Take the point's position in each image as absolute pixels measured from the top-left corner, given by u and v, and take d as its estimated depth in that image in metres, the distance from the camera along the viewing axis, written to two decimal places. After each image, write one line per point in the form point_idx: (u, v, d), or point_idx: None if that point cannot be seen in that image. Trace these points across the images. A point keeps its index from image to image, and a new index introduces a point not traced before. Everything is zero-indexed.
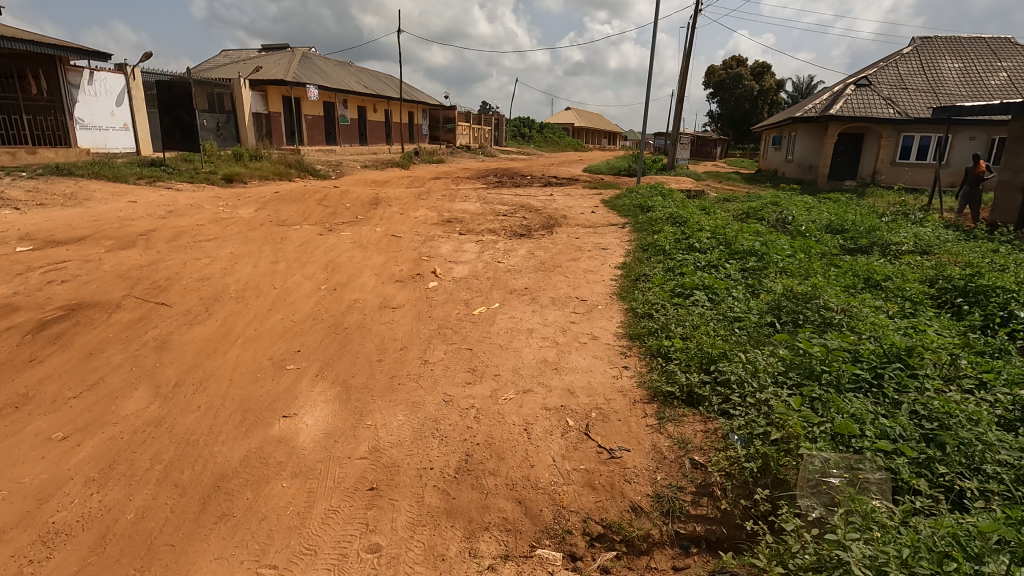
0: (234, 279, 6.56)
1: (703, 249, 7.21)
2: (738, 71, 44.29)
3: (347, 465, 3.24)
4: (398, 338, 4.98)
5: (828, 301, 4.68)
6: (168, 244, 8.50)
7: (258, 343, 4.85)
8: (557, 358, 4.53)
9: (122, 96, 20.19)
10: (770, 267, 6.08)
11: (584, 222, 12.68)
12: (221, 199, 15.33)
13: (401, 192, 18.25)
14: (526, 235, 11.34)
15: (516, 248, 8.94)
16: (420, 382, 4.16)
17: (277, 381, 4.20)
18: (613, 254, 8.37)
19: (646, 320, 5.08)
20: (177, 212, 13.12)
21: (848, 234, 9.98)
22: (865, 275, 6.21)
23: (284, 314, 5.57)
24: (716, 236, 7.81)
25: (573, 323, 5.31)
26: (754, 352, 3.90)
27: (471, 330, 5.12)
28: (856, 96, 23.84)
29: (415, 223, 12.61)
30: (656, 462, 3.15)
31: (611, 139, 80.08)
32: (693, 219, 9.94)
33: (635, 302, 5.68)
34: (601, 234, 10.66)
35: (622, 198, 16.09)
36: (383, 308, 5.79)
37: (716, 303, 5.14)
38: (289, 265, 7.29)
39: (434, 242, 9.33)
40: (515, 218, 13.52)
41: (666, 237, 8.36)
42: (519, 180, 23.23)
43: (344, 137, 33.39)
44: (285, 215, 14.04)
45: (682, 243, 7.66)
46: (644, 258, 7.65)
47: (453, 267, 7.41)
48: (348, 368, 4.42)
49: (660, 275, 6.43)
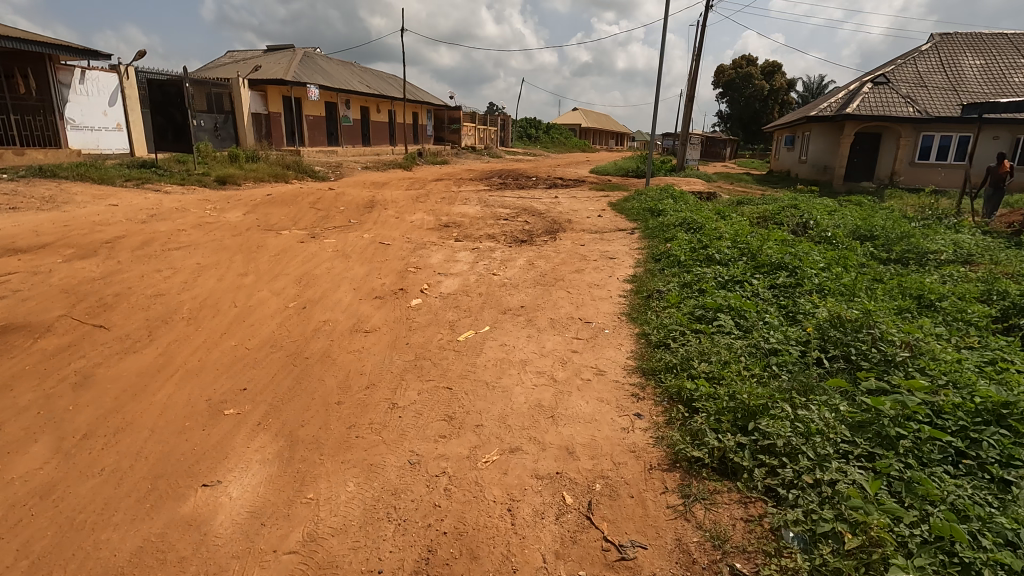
0: (191, 295, 5.79)
1: (724, 260, 6.37)
2: (748, 70, 43.28)
3: (269, 564, 2.44)
4: (365, 373, 4.18)
5: (887, 332, 3.83)
6: (134, 252, 7.78)
7: (197, 379, 4.07)
8: (554, 402, 3.70)
9: (115, 96, 19.63)
10: (805, 285, 5.24)
11: (591, 227, 11.87)
12: (210, 202, 14.63)
13: (400, 194, 17.51)
14: (527, 242, 10.54)
15: (515, 257, 8.12)
16: (383, 435, 3.36)
17: (208, 431, 3.41)
18: (622, 266, 7.54)
19: (661, 352, 4.25)
20: (160, 216, 12.43)
21: (879, 241, 9.10)
22: (916, 293, 5.34)
23: (238, 339, 4.79)
24: (738, 244, 6.97)
25: (575, 354, 4.48)
26: (803, 404, 3.09)
27: (453, 363, 4.30)
28: (874, 94, 22.87)
29: (410, 229, 11.85)
30: (682, 567, 2.33)
31: (619, 140, 79.26)
32: (710, 225, 9.12)
33: (649, 326, 4.86)
34: (608, 241, 9.85)
35: (630, 201, 15.27)
36: (354, 331, 4.99)
37: (746, 331, 4.32)
38: (258, 278, 6.52)
39: (426, 250, 8.55)
40: (516, 222, 12.74)
41: (681, 246, 7.54)
42: (523, 182, 22.45)
43: (347, 138, 32.75)
44: (275, 219, 13.31)
45: (699, 253, 6.84)
46: (658, 270, 6.82)
47: (442, 281, 6.62)
48: (298, 414, 3.62)
49: (675, 292, 5.61)
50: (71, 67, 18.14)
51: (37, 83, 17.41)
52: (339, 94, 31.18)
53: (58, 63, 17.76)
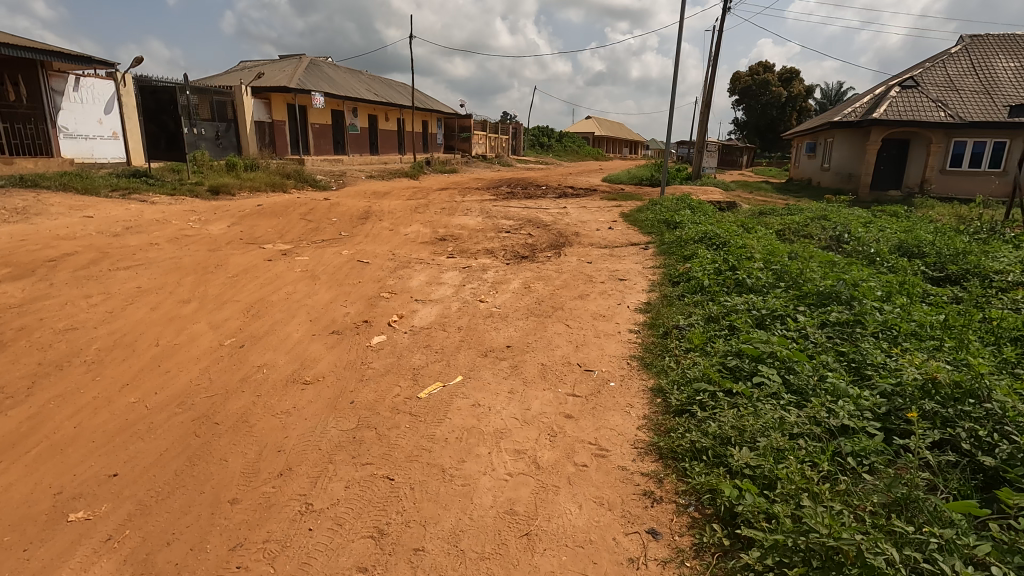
0: (108, 330, 4.78)
1: (756, 285, 5.30)
2: (764, 77, 42.07)
3: None
4: (284, 450, 3.11)
5: (1013, 406, 2.67)
6: (76, 271, 6.84)
7: (58, 459, 3.05)
8: (533, 507, 2.60)
9: (111, 104, 19.00)
10: (869, 327, 4.11)
11: (600, 240, 10.79)
12: (195, 214, 13.78)
13: (398, 204, 16.58)
14: (527, 259, 9.46)
15: (509, 278, 7.04)
16: (273, 569, 2.28)
17: (29, 553, 2.40)
18: (633, 290, 6.44)
19: (685, 423, 3.15)
20: (136, 229, 11.56)
21: (930, 259, 7.88)
22: (1014, 331, 4.14)
23: (140, 395, 3.75)
24: (772, 266, 5.89)
25: (569, 422, 3.36)
26: (913, 548, 1.97)
27: (404, 436, 3.21)
28: (902, 98, 21.52)
29: (403, 243, 10.87)
30: None
31: (633, 148, 78.25)
32: (735, 240, 8.01)
33: (666, 380, 3.77)
34: (619, 258, 8.77)
35: (643, 211, 14.15)
36: (292, 382, 3.93)
37: (802, 396, 3.21)
38: (199, 307, 5.51)
39: (409, 268, 7.51)
40: (518, 235, 11.69)
41: (703, 266, 6.44)
42: (532, 191, 21.44)
43: (354, 146, 32.06)
44: (260, 232, 12.40)
45: (727, 276, 5.76)
46: (677, 298, 5.76)
47: (417, 310, 5.54)
48: (170, 521, 2.58)
49: (700, 331, 4.53)
50: (64, 74, 17.51)
51: (27, 90, 16.67)
52: (346, 102, 30.54)
53: (50, 69, 17.08)
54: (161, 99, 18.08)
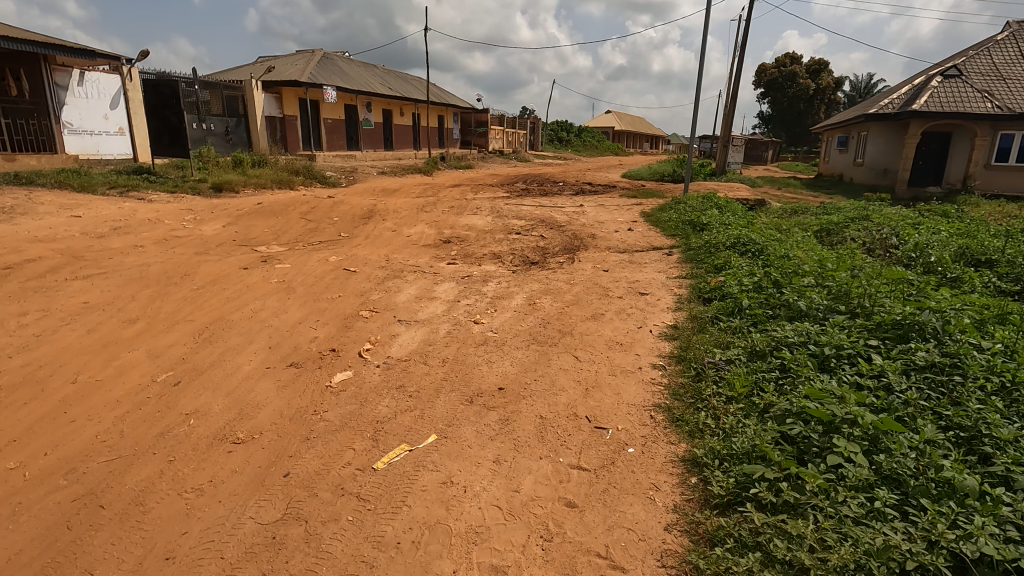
0: (23, 362, 4.00)
1: (810, 308, 4.36)
2: (792, 68, 40.41)
3: None
4: (175, 558, 2.26)
5: None
6: (27, 281, 6.11)
7: None
8: None
9: (117, 98, 18.30)
10: (972, 376, 3.14)
11: (618, 244, 9.83)
12: (191, 212, 13.12)
13: (405, 202, 15.76)
14: (537, 265, 8.55)
15: (512, 291, 6.12)
16: None
17: None
18: (656, 309, 5.50)
19: (737, 530, 2.24)
20: (124, 230, 10.90)
21: (1004, 270, 6.77)
22: None
23: (24, 458, 2.95)
24: (826, 283, 4.93)
25: (570, 517, 2.46)
26: None
27: (341, 539, 2.33)
28: (945, 87, 20.00)
29: (403, 247, 10.02)
30: None
31: (654, 143, 76.62)
32: (774, 248, 7.00)
33: (704, 446, 2.87)
34: (639, 266, 7.79)
35: (666, 210, 13.12)
36: (218, 441, 3.08)
37: (903, 490, 2.29)
38: (145, 329, 4.70)
39: (400, 278, 6.64)
40: (529, 237, 10.77)
41: (740, 281, 5.49)
42: (547, 188, 20.45)
43: (367, 142, 31.36)
44: (255, 233, 11.68)
45: (771, 296, 4.83)
46: (710, 321, 4.86)
47: (398, 335, 4.66)
48: None
49: (744, 373, 3.61)
50: (69, 68, 16.91)
51: (30, 85, 16.18)
52: (359, 97, 29.86)
53: (54, 63, 16.54)
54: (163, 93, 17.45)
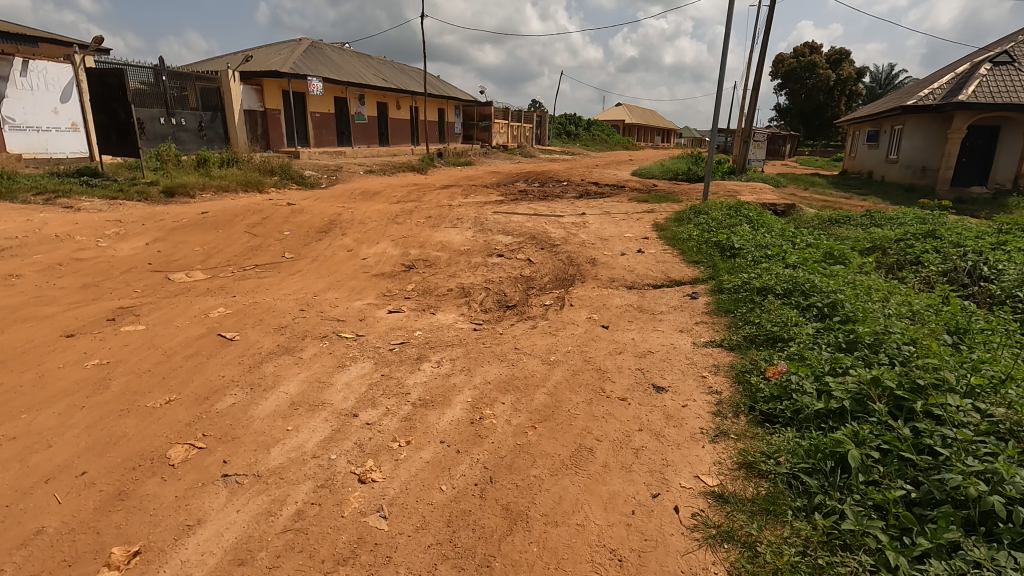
0: None
1: (1006, 503, 2.17)
2: (811, 58, 37.72)
3: None
4: None
5: None
6: None
7: None
8: None
9: (68, 91, 16.12)
10: None
11: (624, 274, 7.57)
12: (116, 225, 11.02)
13: (380, 209, 13.59)
14: (514, 312, 6.33)
15: (451, 385, 3.89)
16: None
17: None
18: (683, 436, 3.25)
19: None
20: (14, 252, 8.82)
21: None
22: None
23: None
24: (998, 417, 2.70)
25: None
26: None
27: None
28: (997, 75, 17.42)
29: (350, 278, 7.83)
30: None
31: (666, 137, 73.82)
32: (853, 302, 4.74)
33: None
34: (651, 321, 5.53)
35: (683, 224, 10.83)
36: None
37: None
38: None
39: (291, 352, 4.41)
40: (512, 262, 8.55)
41: (828, 391, 3.23)
42: (548, 189, 18.22)
43: (360, 137, 29.20)
44: (182, 253, 9.55)
45: (900, 444, 2.61)
46: (788, 490, 2.65)
47: (197, 527, 2.46)
48: None
49: None
50: (8, 56, 14.46)
51: None
52: (349, 88, 27.66)
53: None
54: (109, 83, 15.07)
